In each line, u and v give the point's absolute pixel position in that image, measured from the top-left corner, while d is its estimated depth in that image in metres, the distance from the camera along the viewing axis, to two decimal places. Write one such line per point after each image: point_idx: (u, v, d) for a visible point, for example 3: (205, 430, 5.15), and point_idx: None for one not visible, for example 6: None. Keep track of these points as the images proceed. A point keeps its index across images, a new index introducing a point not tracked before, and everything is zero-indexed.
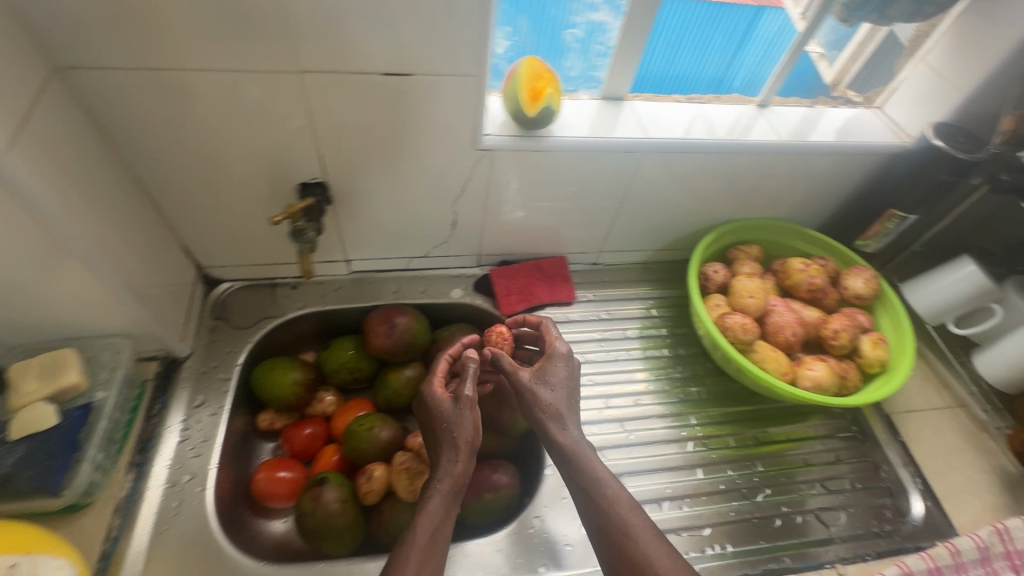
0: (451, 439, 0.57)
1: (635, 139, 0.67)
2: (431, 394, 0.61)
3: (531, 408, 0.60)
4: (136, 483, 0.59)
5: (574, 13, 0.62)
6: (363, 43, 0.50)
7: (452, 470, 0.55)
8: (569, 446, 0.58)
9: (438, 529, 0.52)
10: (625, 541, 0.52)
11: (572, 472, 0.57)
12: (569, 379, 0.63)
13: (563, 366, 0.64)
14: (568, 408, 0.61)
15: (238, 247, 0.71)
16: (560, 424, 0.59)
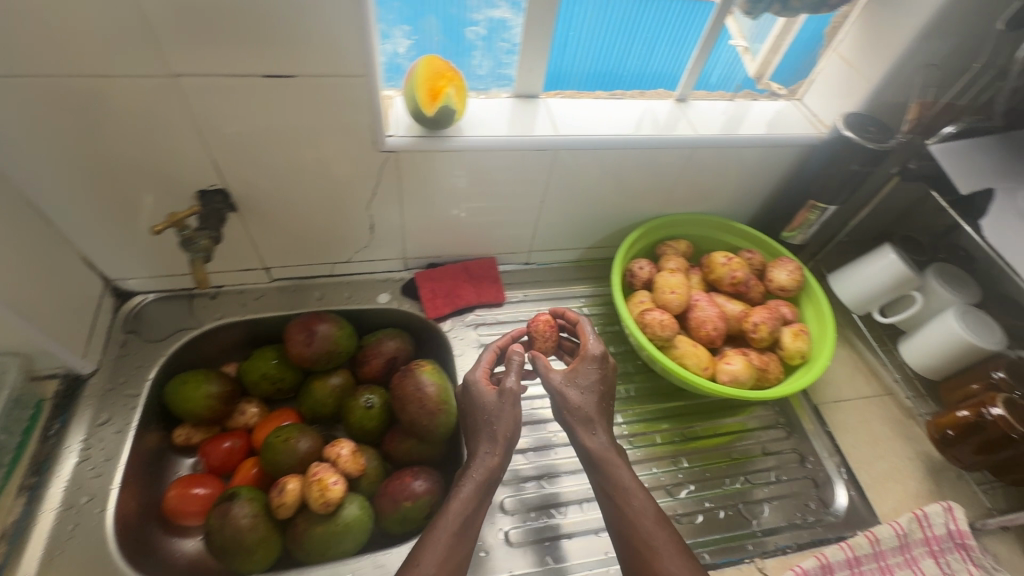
0: (488, 433, 0.59)
1: (545, 137, 0.67)
2: (471, 383, 0.63)
3: (566, 407, 0.61)
4: (28, 507, 0.57)
5: (473, 10, 0.61)
6: (235, 46, 0.48)
7: (485, 464, 0.57)
8: (597, 452, 0.59)
9: (462, 524, 0.54)
10: (651, 554, 0.52)
11: (602, 480, 0.58)
12: (603, 384, 0.62)
13: (600, 368, 0.63)
14: (599, 412, 0.61)
15: (145, 259, 0.69)
16: (589, 427, 0.60)
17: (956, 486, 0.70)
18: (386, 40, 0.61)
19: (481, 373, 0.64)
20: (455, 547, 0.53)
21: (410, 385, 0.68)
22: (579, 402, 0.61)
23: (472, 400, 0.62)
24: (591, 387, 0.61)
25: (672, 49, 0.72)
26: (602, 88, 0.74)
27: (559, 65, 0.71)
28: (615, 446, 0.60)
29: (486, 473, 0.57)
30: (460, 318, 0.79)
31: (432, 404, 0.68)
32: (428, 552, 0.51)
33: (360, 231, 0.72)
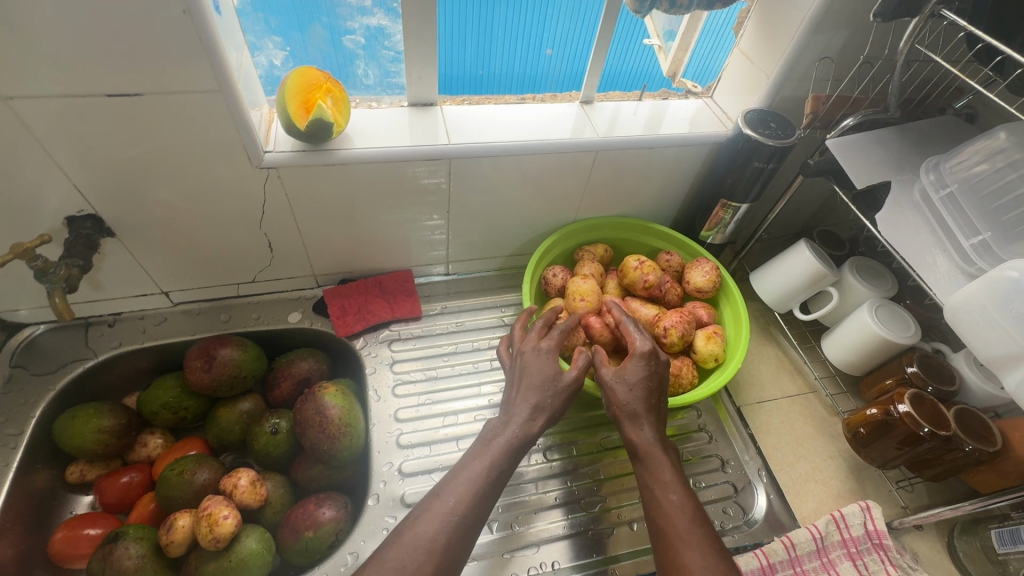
0: (541, 397, 0.58)
1: (436, 145, 0.64)
2: (542, 348, 0.61)
3: (616, 397, 0.58)
4: None
5: (347, 18, 0.59)
6: (67, 66, 0.46)
7: (527, 431, 0.56)
8: (639, 445, 0.56)
9: (493, 474, 0.53)
10: (682, 551, 0.48)
11: (644, 476, 0.55)
12: (659, 382, 0.60)
13: (660, 367, 0.61)
14: (651, 408, 0.58)
15: (27, 290, 0.66)
16: (636, 422, 0.57)
17: (878, 484, 0.69)
18: (258, 52, 0.59)
19: (548, 343, 0.62)
20: (483, 498, 0.51)
21: (310, 409, 0.65)
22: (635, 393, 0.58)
23: (532, 365, 0.60)
24: (643, 381, 0.59)
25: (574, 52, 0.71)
26: (514, 91, 0.73)
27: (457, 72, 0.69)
28: (665, 444, 0.57)
29: (525, 434, 0.56)
30: (374, 334, 0.77)
31: (333, 426, 0.65)
32: (455, 497, 0.50)
33: (257, 249, 0.70)
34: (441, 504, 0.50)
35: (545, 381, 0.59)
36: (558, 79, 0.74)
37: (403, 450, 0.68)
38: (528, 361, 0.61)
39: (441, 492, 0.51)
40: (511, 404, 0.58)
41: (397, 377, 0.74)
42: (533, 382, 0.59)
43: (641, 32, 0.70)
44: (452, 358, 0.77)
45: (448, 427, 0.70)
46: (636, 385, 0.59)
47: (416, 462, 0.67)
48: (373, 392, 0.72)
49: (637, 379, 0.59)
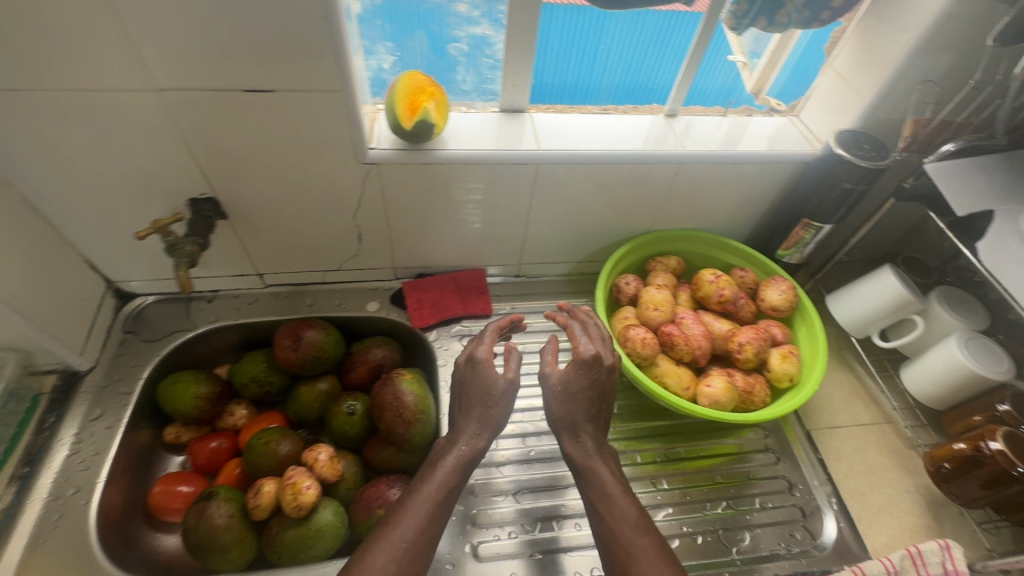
0: (481, 412, 0.60)
1: (525, 150, 0.67)
2: (475, 359, 0.63)
3: (559, 408, 0.59)
4: (18, 496, 0.59)
5: (454, 27, 0.62)
6: (216, 60, 0.50)
7: (472, 446, 0.58)
8: (579, 459, 0.57)
9: (442, 493, 0.54)
10: (629, 561, 0.48)
11: (588, 489, 0.55)
12: (599, 388, 0.60)
13: (603, 375, 0.61)
14: (589, 417, 0.59)
15: (145, 263, 0.72)
16: (575, 434, 0.58)
17: (957, 523, 0.66)
18: (370, 56, 0.63)
19: (487, 355, 0.64)
20: (431, 523, 0.52)
21: (388, 394, 0.69)
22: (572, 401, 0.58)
23: (471, 377, 0.62)
24: (584, 390, 0.60)
25: (662, 65, 0.72)
26: (593, 103, 0.75)
27: (550, 81, 0.72)
28: (604, 454, 0.58)
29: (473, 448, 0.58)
30: (447, 328, 0.80)
31: (408, 412, 0.68)
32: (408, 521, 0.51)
33: (348, 240, 0.74)
34: (392, 532, 0.50)
35: (483, 392, 0.61)
36: (643, 91, 0.75)
37: None
38: (465, 373, 0.63)
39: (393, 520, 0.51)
40: (457, 422, 0.60)
41: None
42: (471, 398, 0.61)
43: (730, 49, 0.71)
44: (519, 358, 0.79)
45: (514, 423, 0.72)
46: (575, 394, 0.59)
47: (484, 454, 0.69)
48: (444, 383, 0.75)
49: (576, 390, 0.60)
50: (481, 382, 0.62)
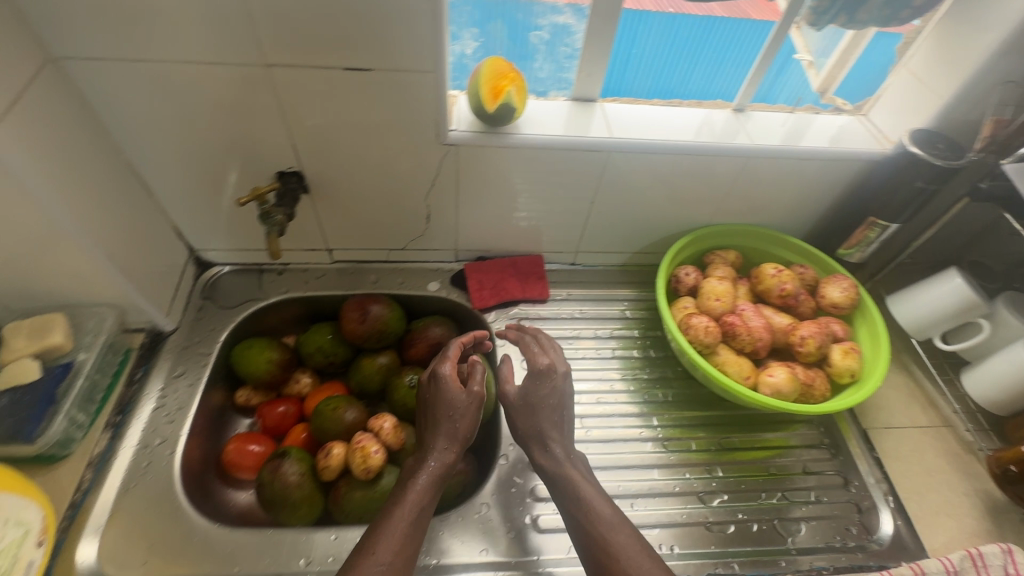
0: (449, 427, 0.59)
1: (598, 137, 0.68)
2: (438, 373, 0.62)
3: (523, 416, 0.62)
4: (111, 443, 0.62)
5: (539, 15, 0.65)
6: (324, 38, 0.53)
7: (442, 461, 0.57)
8: (551, 469, 0.59)
9: (418, 511, 0.54)
10: (612, 560, 0.50)
11: (564, 499, 0.57)
12: (557, 398, 0.63)
13: (558, 385, 0.63)
14: (554, 426, 0.61)
15: (227, 233, 0.76)
16: (544, 444, 0.60)
17: (1019, 529, 0.65)
18: (455, 42, 0.66)
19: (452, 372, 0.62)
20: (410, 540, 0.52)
21: None
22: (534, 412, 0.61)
23: (434, 395, 0.61)
24: (545, 401, 0.62)
25: (734, 61, 0.73)
26: (663, 96, 0.75)
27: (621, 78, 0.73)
28: (573, 460, 0.60)
29: (443, 463, 0.58)
30: (505, 311, 0.82)
31: None
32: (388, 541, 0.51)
33: (417, 220, 0.77)
34: (372, 555, 0.50)
35: (448, 408, 0.60)
36: (712, 87, 0.76)
37: None
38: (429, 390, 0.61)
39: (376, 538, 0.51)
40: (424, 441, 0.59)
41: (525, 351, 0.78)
42: (437, 414, 0.60)
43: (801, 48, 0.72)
44: (574, 343, 0.81)
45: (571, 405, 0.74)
46: (533, 407, 0.62)
47: None
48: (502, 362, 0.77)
49: (536, 403, 0.62)
50: (446, 398, 0.60)
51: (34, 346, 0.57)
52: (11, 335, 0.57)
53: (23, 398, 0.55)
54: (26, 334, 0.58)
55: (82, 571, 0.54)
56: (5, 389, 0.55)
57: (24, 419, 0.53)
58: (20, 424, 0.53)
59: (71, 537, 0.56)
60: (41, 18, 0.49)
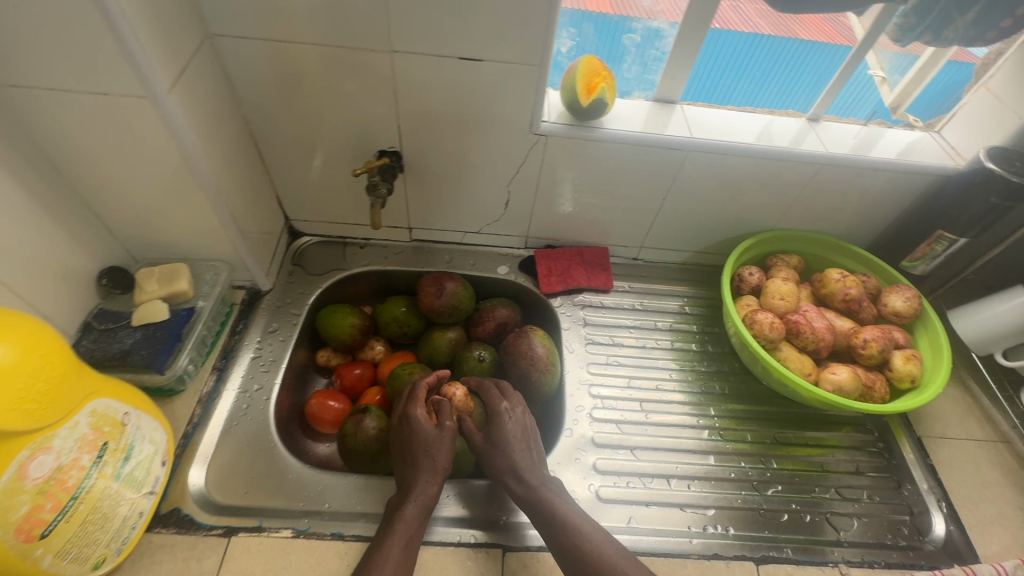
0: (427, 462, 0.61)
1: (679, 136, 0.72)
2: (410, 415, 0.64)
3: (490, 452, 0.65)
4: (216, 384, 0.69)
5: (633, 20, 0.70)
6: (446, 30, 0.59)
7: (425, 494, 0.59)
8: (528, 495, 0.61)
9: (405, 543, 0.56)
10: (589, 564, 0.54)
11: (545, 522, 0.59)
12: (520, 429, 0.66)
13: (518, 418, 0.67)
14: (528, 462, 0.64)
15: (321, 205, 0.82)
16: (520, 479, 0.62)
17: None
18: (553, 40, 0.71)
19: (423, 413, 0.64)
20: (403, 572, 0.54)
21: (524, 344, 0.75)
22: (499, 449, 0.63)
23: (408, 435, 0.63)
24: (509, 436, 0.65)
25: (816, 78, 0.76)
26: (731, 103, 0.79)
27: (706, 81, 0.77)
28: (550, 486, 0.62)
29: (423, 498, 0.59)
30: (570, 297, 0.86)
31: (541, 362, 0.74)
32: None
33: (496, 204, 0.82)
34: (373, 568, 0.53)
35: (423, 444, 0.62)
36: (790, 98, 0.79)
37: (594, 398, 0.75)
38: (400, 430, 0.63)
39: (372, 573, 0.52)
40: (405, 478, 0.61)
41: (588, 336, 0.82)
42: (414, 451, 0.62)
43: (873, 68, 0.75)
44: (635, 332, 0.84)
45: (632, 389, 0.77)
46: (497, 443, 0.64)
47: (606, 411, 0.74)
48: (566, 344, 0.81)
49: (501, 439, 0.65)
50: (422, 436, 0.62)
51: (163, 291, 0.64)
52: (144, 279, 0.64)
53: (155, 334, 0.61)
54: (157, 280, 0.65)
55: (193, 492, 0.60)
56: (139, 325, 0.62)
57: (157, 352, 0.60)
58: (153, 356, 0.60)
59: (183, 463, 0.62)
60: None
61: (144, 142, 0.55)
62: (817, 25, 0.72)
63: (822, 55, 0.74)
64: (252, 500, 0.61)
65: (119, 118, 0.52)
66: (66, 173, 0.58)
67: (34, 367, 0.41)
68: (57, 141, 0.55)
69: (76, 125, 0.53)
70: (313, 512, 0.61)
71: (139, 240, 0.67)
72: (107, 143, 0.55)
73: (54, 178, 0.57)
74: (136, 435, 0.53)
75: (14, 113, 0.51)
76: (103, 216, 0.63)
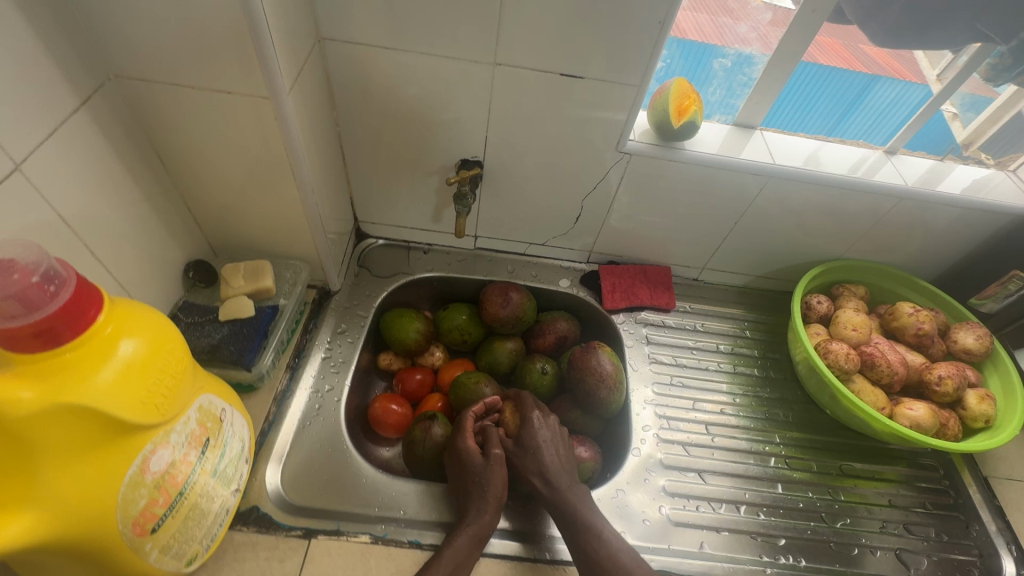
0: (480, 493, 0.60)
1: (763, 162, 0.72)
2: (460, 447, 0.65)
3: (520, 456, 0.66)
4: (289, 382, 0.69)
5: (726, 45, 0.70)
6: (551, 47, 0.60)
7: (480, 522, 0.58)
8: (552, 497, 0.63)
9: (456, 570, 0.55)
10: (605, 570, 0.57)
11: (614, 539, 0.59)
12: (552, 435, 0.68)
13: (549, 424, 0.69)
14: (561, 468, 0.65)
15: (392, 209, 0.83)
16: (549, 480, 0.64)
17: None
18: None
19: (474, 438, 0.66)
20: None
21: (592, 360, 0.75)
22: (531, 452, 0.66)
23: (457, 468, 0.63)
24: (540, 440, 0.66)
25: (861, 112, 0.78)
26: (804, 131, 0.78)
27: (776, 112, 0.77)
28: (575, 489, 0.64)
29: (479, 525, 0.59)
30: (632, 314, 0.86)
31: (610, 379, 0.74)
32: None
33: (566, 218, 0.82)
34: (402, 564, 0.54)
35: (474, 476, 0.62)
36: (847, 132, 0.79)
37: (659, 419, 0.75)
38: (452, 465, 0.64)
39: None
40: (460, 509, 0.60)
41: (651, 355, 0.82)
42: (467, 483, 0.62)
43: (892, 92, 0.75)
44: (697, 353, 0.83)
45: (696, 411, 0.76)
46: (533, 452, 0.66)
47: (673, 433, 0.73)
48: (630, 363, 0.81)
49: (534, 443, 0.66)
50: (473, 466, 0.63)
51: (249, 287, 0.64)
52: (230, 274, 0.65)
53: (242, 330, 0.62)
54: (243, 275, 0.65)
55: (270, 491, 0.60)
56: (226, 320, 0.62)
57: (245, 348, 0.60)
58: (241, 352, 0.60)
59: (259, 461, 0.62)
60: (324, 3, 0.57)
61: (254, 140, 0.56)
62: (836, 51, 0.73)
63: (842, 82, 0.74)
64: (327, 503, 0.61)
65: (236, 116, 0.53)
66: (170, 167, 0.59)
67: (164, 362, 0.41)
68: (170, 135, 0.55)
69: (192, 121, 0.54)
70: (389, 518, 0.61)
71: (225, 235, 0.68)
72: (218, 139, 0.56)
73: (159, 171, 0.58)
74: (229, 432, 0.53)
75: (135, 105, 0.52)
76: (195, 209, 0.64)
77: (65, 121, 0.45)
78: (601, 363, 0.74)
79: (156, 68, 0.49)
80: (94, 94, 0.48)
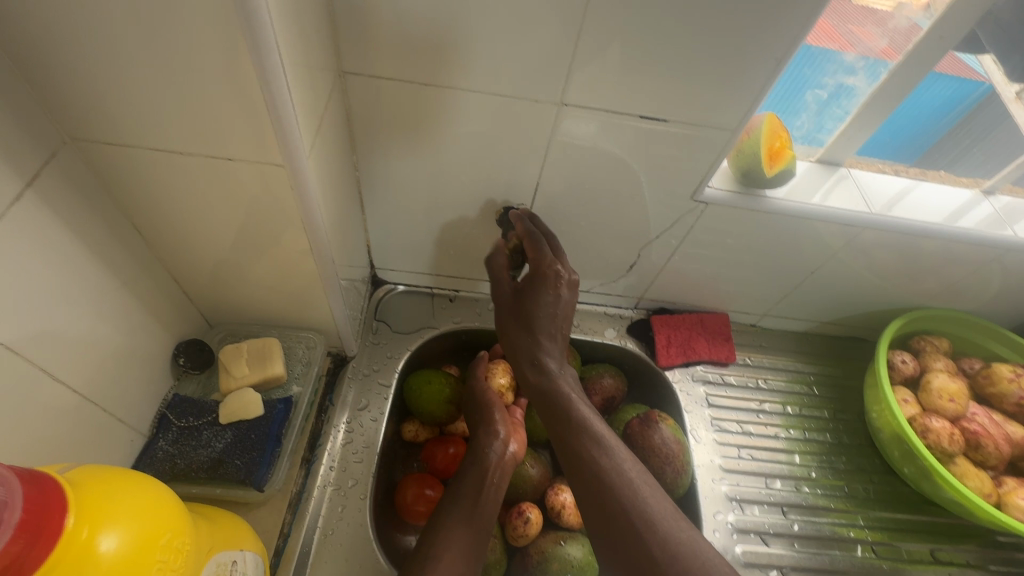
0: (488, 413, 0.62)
1: (858, 212, 0.62)
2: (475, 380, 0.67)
3: (522, 327, 0.57)
4: (306, 480, 0.58)
5: (826, 74, 0.58)
6: (629, 86, 0.49)
7: (489, 441, 0.60)
8: (544, 387, 0.55)
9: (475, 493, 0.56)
10: (609, 493, 0.46)
11: None
12: (561, 310, 0.56)
13: (564, 295, 0.56)
14: (555, 337, 0.57)
15: (416, 255, 0.71)
16: (536, 363, 0.56)
17: None
18: None
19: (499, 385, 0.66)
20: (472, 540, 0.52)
21: (656, 438, 0.64)
22: (530, 322, 0.57)
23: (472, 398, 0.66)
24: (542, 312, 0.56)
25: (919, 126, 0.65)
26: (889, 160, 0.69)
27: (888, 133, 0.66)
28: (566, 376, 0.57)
29: (502, 464, 0.60)
30: (688, 370, 0.76)
31: (677, 461, 0.64)
32: (454, 544, 0.51)
33: (618, 265, 0.71)
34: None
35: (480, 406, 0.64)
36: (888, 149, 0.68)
37: (731, 502, 0.66)
38: (468, 392, 0.67)
39: (446, 538, 0.51)
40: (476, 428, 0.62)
41: (713, 421, 0.73)
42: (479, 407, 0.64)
43: (954, 88, 0.62)
44: (764, 417, 0.74)
45: (771, 491, 0.68)
46: (530, 313, 0.57)
47: (748, 520, 0.65)
48: (692, 432, 0.71)
49: (538, 313, 0.56)
50: (484, 398, 0.65)
51: (256, 376, 0.53)
52: (231, 359, 0.53)
53: (249, 434, 0.50)
54: (246, 360, 0.53)
55: None
56: (229, 423, 0.50)
57: (255, 463, 0.49)
58: (250, 468, 0.49)
59: None
60: (352, 30, 0.46)
61: (260, 210, 0.44)
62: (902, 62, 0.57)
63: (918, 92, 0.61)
64: None
65: (238, 185, 0.41)
66: (153, 240, 0.46)
67: (159, 567, 0.30)
68: (151, 205, 0.43)
69: (182, 190, 0.42)
70: None
71: (223, 307, 0.56)
72: (214, 208, 0.44)
73: (139, 246, 0.46)
74: None
75: (106, 173, 0.40)
76: (183, 282, 0.52)
77: (3, 216, 0.33)
78: (664, 442, 0.64)
79: (134, 129, 0.37)
80: (48, 167, 0.36)
